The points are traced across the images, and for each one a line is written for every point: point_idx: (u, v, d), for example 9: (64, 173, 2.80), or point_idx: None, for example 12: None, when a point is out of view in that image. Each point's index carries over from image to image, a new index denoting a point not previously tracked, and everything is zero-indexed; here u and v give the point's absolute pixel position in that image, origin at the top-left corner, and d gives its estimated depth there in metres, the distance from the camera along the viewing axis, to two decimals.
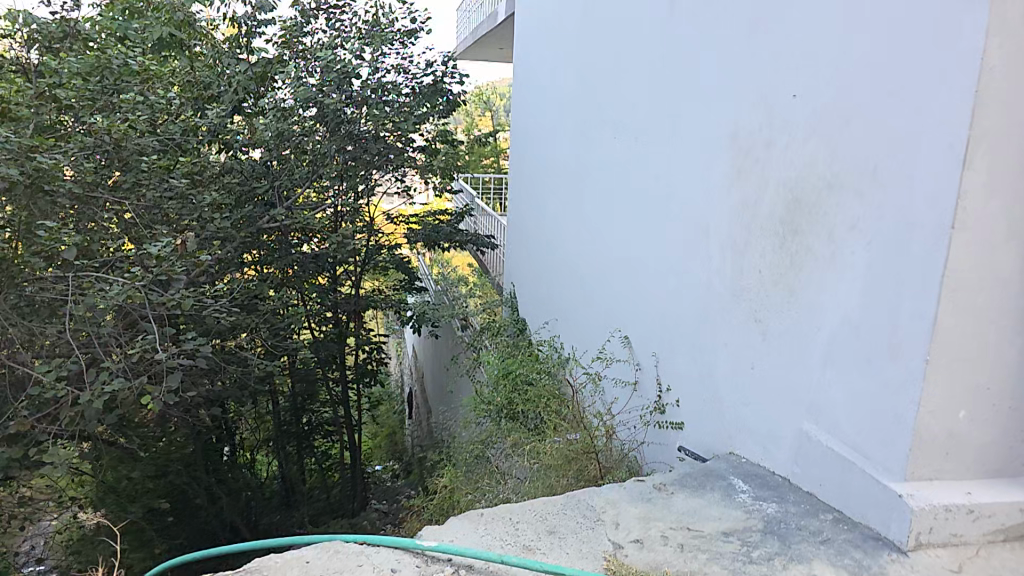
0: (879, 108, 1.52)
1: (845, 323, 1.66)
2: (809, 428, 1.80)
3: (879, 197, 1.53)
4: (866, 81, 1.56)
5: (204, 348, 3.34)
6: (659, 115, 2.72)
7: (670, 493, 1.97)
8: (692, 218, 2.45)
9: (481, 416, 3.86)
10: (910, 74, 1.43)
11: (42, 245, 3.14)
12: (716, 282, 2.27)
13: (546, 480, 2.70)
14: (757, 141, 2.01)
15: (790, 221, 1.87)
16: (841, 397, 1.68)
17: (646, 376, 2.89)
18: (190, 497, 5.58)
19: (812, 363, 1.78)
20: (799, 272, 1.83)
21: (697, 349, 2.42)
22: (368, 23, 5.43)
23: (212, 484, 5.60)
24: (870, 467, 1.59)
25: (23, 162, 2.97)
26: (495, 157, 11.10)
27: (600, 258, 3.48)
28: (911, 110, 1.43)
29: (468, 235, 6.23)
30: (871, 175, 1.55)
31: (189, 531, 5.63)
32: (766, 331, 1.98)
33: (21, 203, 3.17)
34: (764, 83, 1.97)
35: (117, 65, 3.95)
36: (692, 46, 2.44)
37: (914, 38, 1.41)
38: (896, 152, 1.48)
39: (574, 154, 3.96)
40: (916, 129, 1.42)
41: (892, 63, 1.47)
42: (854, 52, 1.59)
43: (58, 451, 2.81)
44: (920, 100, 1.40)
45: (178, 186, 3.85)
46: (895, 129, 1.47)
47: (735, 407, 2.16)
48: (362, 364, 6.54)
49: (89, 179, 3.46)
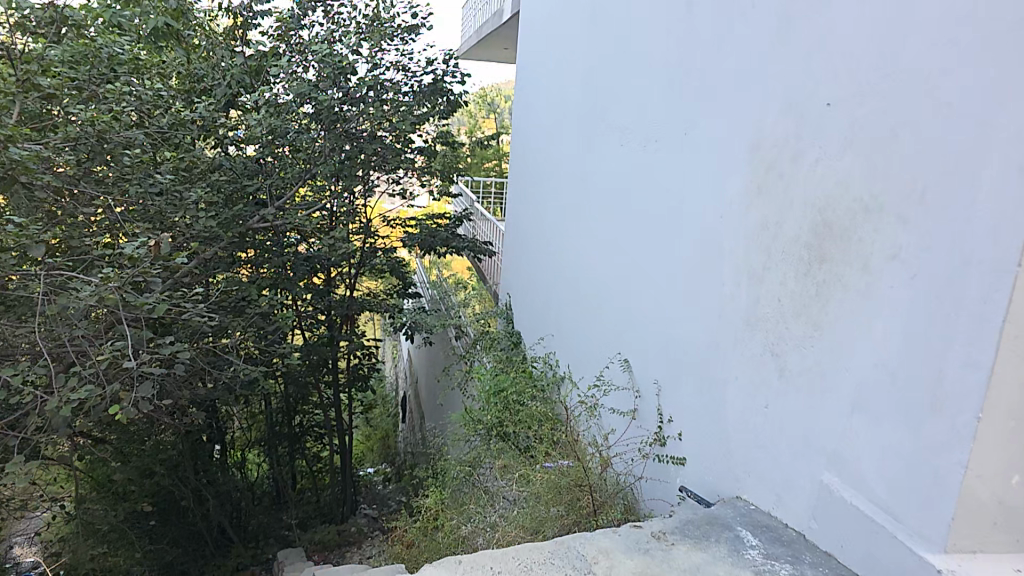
0: (930, 119, 1.31)
1: (878, 367, 1.44)
2: (830, 481, 1.59)
3: (930, 223, 1.31)
4: (915, 89, 1.35)
5: (181, 356, 3.13)
6: (671, 124, 2.52)
7: (670, 544, 1.74)
8: (703, 238, 2.25)
9: (471, 435, 3.64)
10: (972, 79, 1.22)
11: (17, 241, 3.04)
12: (729, 308, 2.06)
13: (534, 511, 2.50)
14: (782, 153, 1.81)
15: (818, 246, 1.66)
16: (871, 451, 1.47)
17: (645, 404, 2.68)
18: (177, 498, 5.41)
19: (837, 409, 1.57)
20: (826, 304, 1.62)
21: (703, 381, 2.21)
22: (368, 17, 5.20)
23: (200, 485, 5.39)
24: (902, 533, 1.37)
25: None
26: (498, 161, 10.89)
27: (602, 273, 3.26)
28: (973, 121, 1.22)
29: (466, 241, 5.96)
30: (919, 197, 1.34)
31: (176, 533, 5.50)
32: (784, 369, 1.77)
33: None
34: (794, 88, 1.77)
35: (107, 54, 3.77)
36: (710, 48, 2.24)
37: (977, 39, 1.21)
38: (951, 171, 1.27)
39: (577, 160, 3.77)
40: (975, 146, 1.21)
41: (948, 70, 1.27)
42: (902, 54, 1.39)
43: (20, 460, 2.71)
44: (985, 111, 1.19)
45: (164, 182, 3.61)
46: (953, 144, 1.26)
47: (745, 447, 1.94)
48: (354, 368, 6.18)
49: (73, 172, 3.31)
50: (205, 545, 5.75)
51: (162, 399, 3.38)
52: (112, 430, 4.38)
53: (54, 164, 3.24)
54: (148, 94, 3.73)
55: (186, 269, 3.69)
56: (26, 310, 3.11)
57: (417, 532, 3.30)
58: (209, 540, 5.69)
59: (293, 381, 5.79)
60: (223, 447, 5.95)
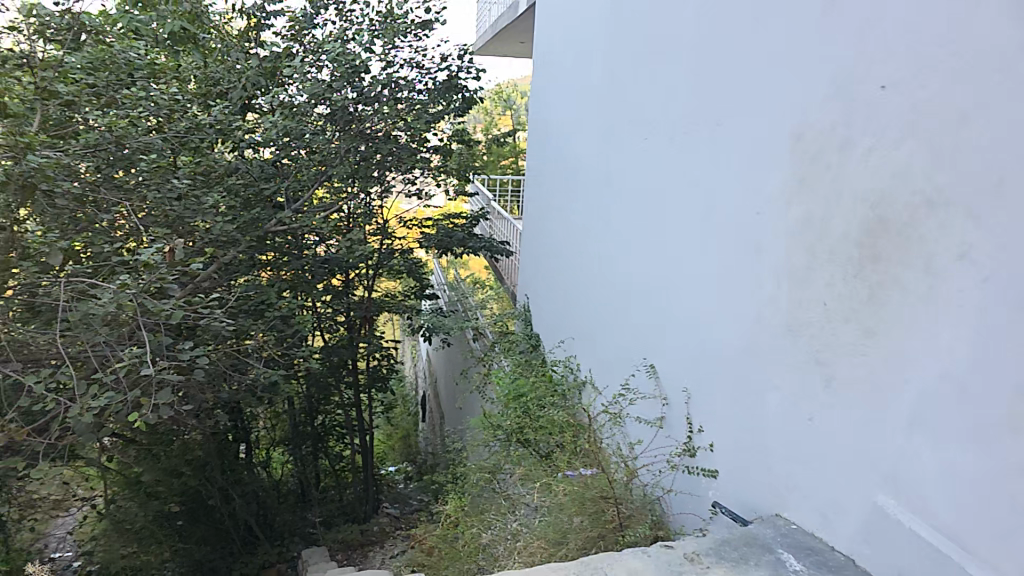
0: (1012, 104, 1.23)
1: (944, 378, 1.37)
2: (885, 502, 1.53)
3: (1007, 223, 1.24)
4: (991, 72, 1.27)
5: (201, 362, 3.00)
6: (700, 115, 2.40)
7: (705, 568, 1.67)
8: (734, 237, 2.15)
9: (490, 439, 3.53)
10: None
11: (35, 248, 3.00)
12: (766, 311, 1.97)
13: (557, 522, 2.39)
14: (829, 143, 1.71)
15: (871, 245, 1.58)
16: (934, 468, 1.40)
17: (673, 413, 2.54)
18: (204, 498, 5.32)
19: (895, 422, 1.50)
20: (882, 308, 1.54)
21: (736, 388, 2.12)
22: (382, 14, 5.06)
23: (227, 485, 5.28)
24: (974, 563, 1.32)
25: (23, 159, 2.86)
26: (515, 157, 10.75)
27: (623, 273, 3.16)
28: None
29: (483, 241, 5.78)
30: (994, 193, 1.27)
31: (205, 531, 5.41)
32: (832, 377, 1.69)
33: (30, 203, 3.07)
34: (840, 73, 1.67)
35: (125, 61, 3.73)
36: (746, 27, 2.11)
37: None
38: None
39: (597, 155, 3.66)
40: None
41: None
42: (975, 34, 1.30)
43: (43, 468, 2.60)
44: None
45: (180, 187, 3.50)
46: None
47: (785, 462, 1.87)
48: (373, 369, 6.00)
49: (91, 180, 3.33)
50: (230, 544, 5.67)
51: (184, 406, 3.28)
52: (138, 432, 4.34)
53: (77, 171, 3.27)
54: (164, 99, 3.71)
55: (206, 274, 3.63)
56: (52, 316, 3.01)
57: (437, 538, 3.22)
58: (235, 541, 5.63)
59: (314, 382, 5.68)
60: (248, 447, 5.89)
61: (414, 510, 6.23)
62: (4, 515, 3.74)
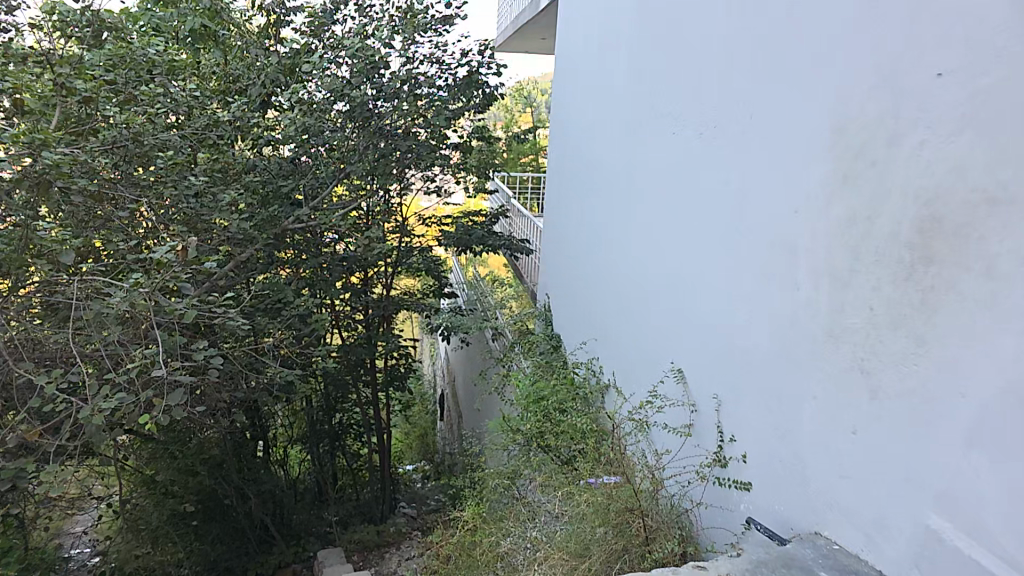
0: None
1: (1005, 394, 1.24)
2: (939, 525, 1.40)
3: None
4: None
5: (214, 362, 2.89)
6: (731, 106, 2.29)
7: None
8: (768, 236, 2.03)
9: (510, 443, 3.41)
10: None
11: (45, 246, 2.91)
12: (803, 316, 1.85)
13: (580, 534, 2.28)
14: (875, 137, 1.59)
15: (923, 246, 1.45)
16: (993, 490, 1.27)
17: (703, 421, 2.43)
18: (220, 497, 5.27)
19: (948, 439, 1.37)
20: (934, 315, 1.42)
21: (771, 396, 2.00)
22: (401, 10, 4.99)
23: (243, 485, 5.22)
24: None
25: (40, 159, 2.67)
26: (535, 155, 10.63)
27: (648, 272, 3.05)
28: None
29: (503, 240, 5.70)
30: None
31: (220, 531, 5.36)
32: (878, 389, 1.57)
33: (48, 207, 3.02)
34: (887, 62, 1.54)
35: (145, 56, 3.69)
36: (782, 15, 1.99)
37: None
38: None
39: (621, 151, 3.54)
40: None
41: None
42: None
43: (51, 471, 2.51)
44: None
45: (199, 183, 3.55)
46: None
47: (825, 478, 1.75)
48: (391, 368, 5.95)
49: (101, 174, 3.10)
50: (246, 543, 5.62)
51: (196, 407, 3.18)
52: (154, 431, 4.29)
53: (94, 168, 3.11)
54: (180, 94, 3.70)
55: (221, 272, 3.49)
56: (66, 314, 2.96)
57: (454, 545, 3.12)
58: (251, 540, 5.58)
59: (332, 381, 5.63)
60: (265, 446, 5.84)
61: (433, 511, 6.19)
62: (19, 514, 3.69)
